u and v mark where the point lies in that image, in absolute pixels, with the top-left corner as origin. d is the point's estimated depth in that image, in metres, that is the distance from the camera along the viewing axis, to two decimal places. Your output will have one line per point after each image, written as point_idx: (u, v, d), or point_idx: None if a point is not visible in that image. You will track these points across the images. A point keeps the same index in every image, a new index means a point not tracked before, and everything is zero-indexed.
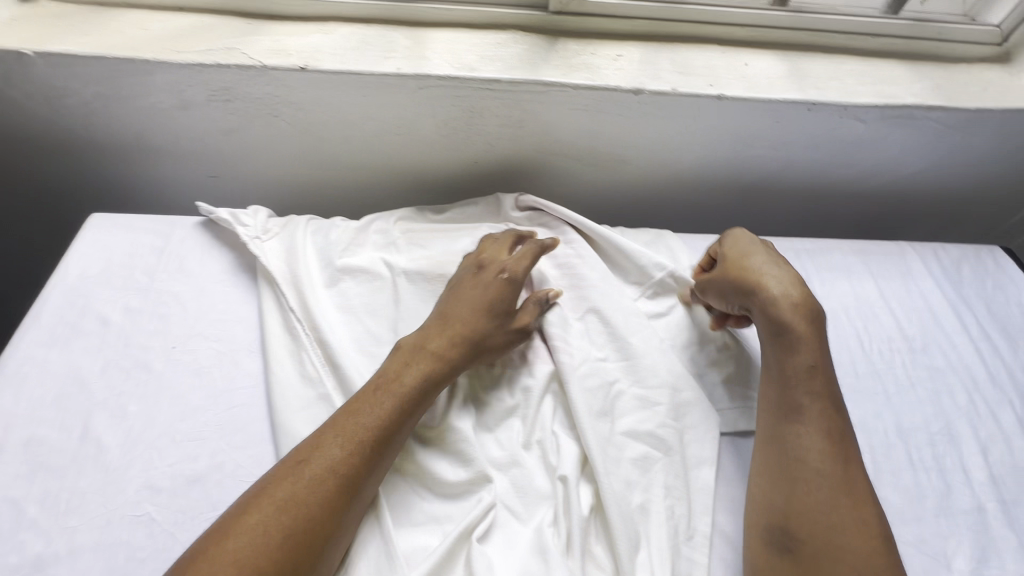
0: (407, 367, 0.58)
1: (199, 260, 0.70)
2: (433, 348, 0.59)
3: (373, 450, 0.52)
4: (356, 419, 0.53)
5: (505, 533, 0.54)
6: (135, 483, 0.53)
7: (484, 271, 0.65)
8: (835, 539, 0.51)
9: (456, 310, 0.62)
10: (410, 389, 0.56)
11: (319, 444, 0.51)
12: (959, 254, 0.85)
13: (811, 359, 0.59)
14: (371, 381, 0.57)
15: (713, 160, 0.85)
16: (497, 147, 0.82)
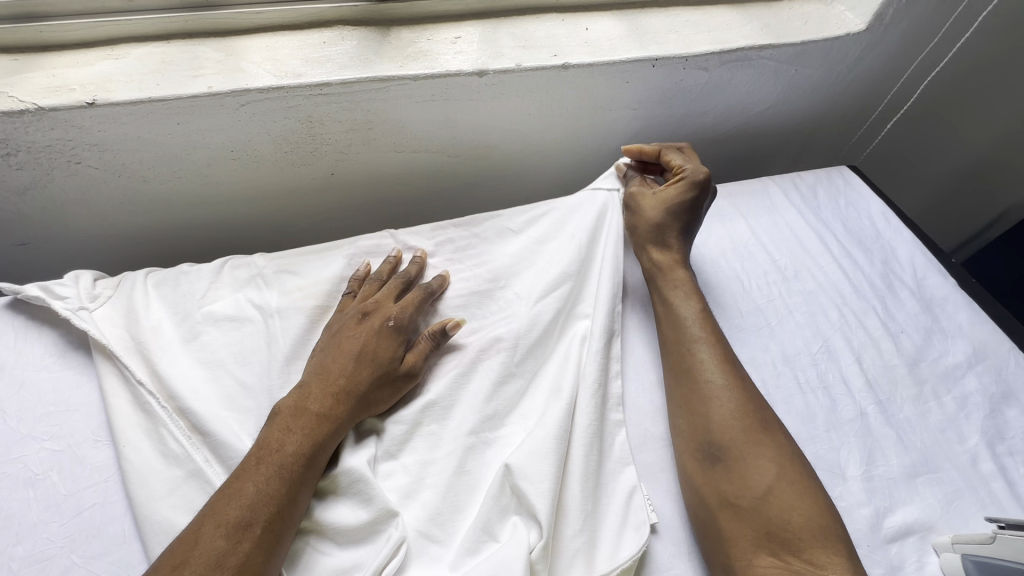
0: (288, 433, 0.52)
1: (14, 347, 0.59)
2: (316, 408, 0.54)
3: (265, 525, 0.47)
4: (238, 500, 0.47)
5: (422, 564, 0.50)
6: None
7: (371, 312, 0.61)
8: (749, 437, 0.55)
9: (342, 358, 0.57)
10: (297, 450, 0.51)
11: (198, 539, 0.45)
12: (813, 179, 0.91)
13: (694, 303, 0.66)
14: (250, 455, 0.51)
15: (577, 131, 0.84)
16: (351, 155, 0.76)
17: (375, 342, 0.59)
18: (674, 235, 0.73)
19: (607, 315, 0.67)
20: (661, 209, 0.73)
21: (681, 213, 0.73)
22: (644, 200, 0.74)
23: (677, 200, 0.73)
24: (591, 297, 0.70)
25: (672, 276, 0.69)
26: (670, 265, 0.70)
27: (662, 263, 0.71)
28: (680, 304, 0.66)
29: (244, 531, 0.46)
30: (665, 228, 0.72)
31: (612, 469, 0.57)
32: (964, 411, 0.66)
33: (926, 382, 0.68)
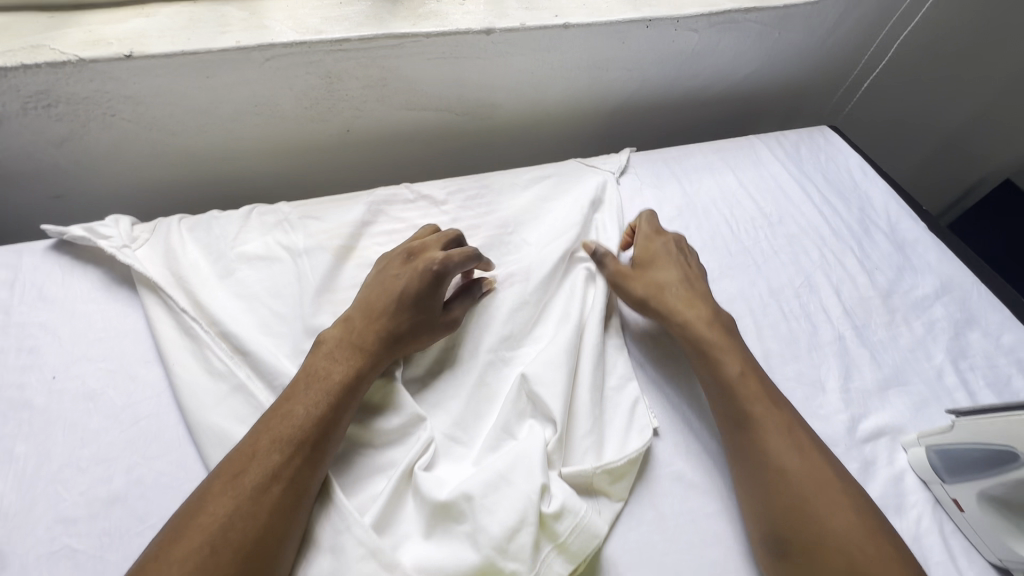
0: (335, 363, 0.56)
1: (62, 282, 0.64)
2: (358, 343, 0.57)
3: (313, 445, 0.50)
4: (288, 421, 0.51)
5: (448, 460, 0.56)
6: (45, 521, 0.49)
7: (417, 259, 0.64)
8: (820, 519, 0.50)
9: (383, 297, 0.61)
10: (341, 377, 0.55)
11: (254, 452, 0.49)
12: (796, 138, 0.98)
13: (739, 367, 0.60)
14: (299, 379, 0.55)
15: (576, 91, 0.90)
16: (366, 111, 0.81)
17: (418, 285, 0.61)
18: (682, 287, 0.68)
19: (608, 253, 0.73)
20: (659, 276, 0.69)
21: (678, 271, 0.70)
22: (640, 273, 0.70)
23: (666, 262, 0.71)
24: (593, 240, 0.76)
25: (703, 335, 0.63)
26: (693, 316, 0.65)
27: (682, 311, 0.66)
28: (729, 368, 0.60)
29: (293, 448, 0.49)
30: (669, 290, 0.68)
31: (617, 382, 0.63)
32: (931, 334, 0.73)
33: (897, 310, 0.75)
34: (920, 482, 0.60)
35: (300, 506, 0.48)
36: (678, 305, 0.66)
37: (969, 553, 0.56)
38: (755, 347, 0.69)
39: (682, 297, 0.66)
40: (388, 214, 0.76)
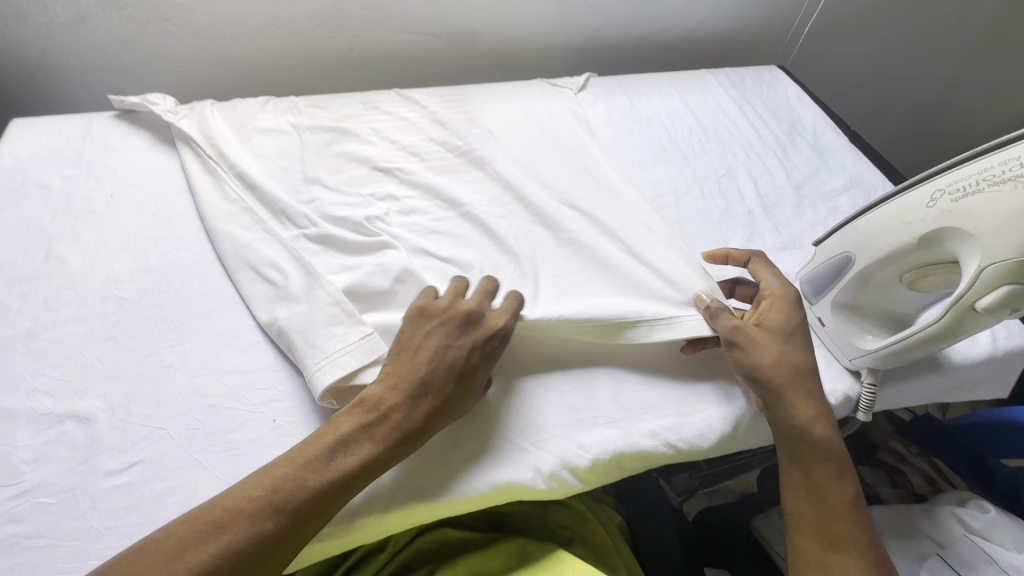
0: (365, 435, 0.50)
1: (121, 138, 0.82)
2: (395, 423, 0.50)
3: (301, 520, 0.46)
4: (292, 486, 0.46)
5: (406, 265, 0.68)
6: (100, 278, 0.66)
7: (477, 325, 0.56)
8: None
9: (428, 365, 0.53)
10: (368, 458, 0.49)
11: (240, 510, 0.44)
12: (744, 73, 1.11)
13: (813, 410, 0.58)
14: (321, 438, 0.49)
15: (545, 26, 1.05)
16: (366, 33, 0.98)
17: (479, 362, 0.55)
18: (808, 371, 0.60)
19: (552, 143, 0.89)
20: (785, 357, 0.59)
21: (807, 354, 0.61)
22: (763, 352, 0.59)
23: (792, 343, 0.60)
24: (546, 134, 0.91)
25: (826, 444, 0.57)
26: (813, 406, 0.58)
27: (812, 393, 0.58)
28: (807, 413, 0.57)
29: (284, 518, 0.45)
30: (797, 379, 0.58)
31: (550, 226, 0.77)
32: (833, 215, 0.85)
33: (806, 198, 0.87)
34: None
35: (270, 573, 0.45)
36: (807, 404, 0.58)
37: (828, 360, 0.67)
38: (673, 214, 0.83)
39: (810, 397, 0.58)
40: (378, 109, 0.92)
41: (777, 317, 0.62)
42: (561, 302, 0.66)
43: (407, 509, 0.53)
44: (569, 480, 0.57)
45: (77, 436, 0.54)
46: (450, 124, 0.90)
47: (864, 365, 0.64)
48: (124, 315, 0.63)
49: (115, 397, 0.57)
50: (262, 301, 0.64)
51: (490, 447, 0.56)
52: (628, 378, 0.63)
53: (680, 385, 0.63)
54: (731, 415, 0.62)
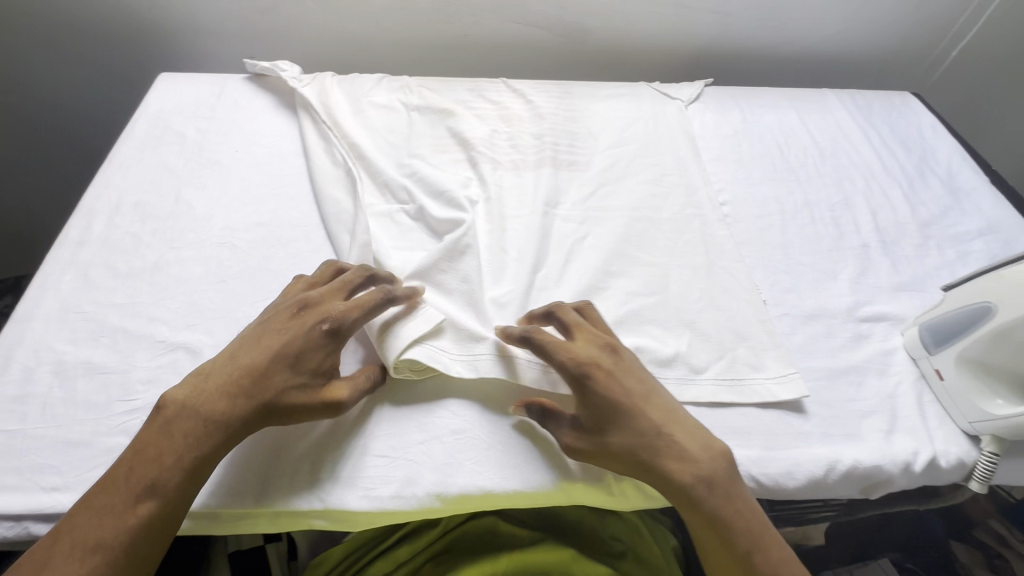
0: (174, 436, 0.47)
1: (249, 99, 0.88)
2: (207, 413, 0.48)
3: (141, 523, 0.44)
4: (118, 498, 0.45)
5: (498, 259, 0.69)
6: (219, 225, 0.71)
7: (303, 311, 0.55)
8: None
9: (252, 357, 0.51)
10: (180, 455, 0.47)
11: (79, 524, 0.43)
12: (872, 96, 1.02)
13: (690, 466, 0.51)
14: (133, 451, 0.47)
15: (662, 28, 1.02)
16: (483, 20, 0.99)
17: (303, 347, 0.52)
18: (659, 438, 0.51)
19: (653, 150, 0.86)
20: (624, 439, 0.51)
21: (646, 419, 0.52)
22: (593, 448, 0.52)
23: (625, 420, 0.52)
24: (650, 139, 0.88)
25: (708, 493, 0.50)
26: (675, 467, 0.51)
27: (665, 454, 0.51)
28: (677, 476, 0.50)
29: (119, 525, 0.44)
30: (643, 453, 0.51)
31: (643, 236, 0.75)
32: (962, 261, 0.77)
33: (932, 238, 0.79)
34: (909, 359, 0.66)
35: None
36: (675, 461, 0.51)
37: (942, 418, 0.61)
38: (779, 237, 0.78)
39: (673, 452, 0.51)
40: (486, 95, 0.93)
41: (600, 394, 0.52)
42: (622, 324, 0.66)
43: (480, 494, 0.53)
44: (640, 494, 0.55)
45: (185, 367, 0.58)
46: (554, 119, 0.90)
47: (986, 431, 0.58)
48: (236, 261, 0.68)
49: (222, 336, 0.61)
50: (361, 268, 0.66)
51: None
52: (714, 400, 0.60)
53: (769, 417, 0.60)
54: (823, 459, 0.57)
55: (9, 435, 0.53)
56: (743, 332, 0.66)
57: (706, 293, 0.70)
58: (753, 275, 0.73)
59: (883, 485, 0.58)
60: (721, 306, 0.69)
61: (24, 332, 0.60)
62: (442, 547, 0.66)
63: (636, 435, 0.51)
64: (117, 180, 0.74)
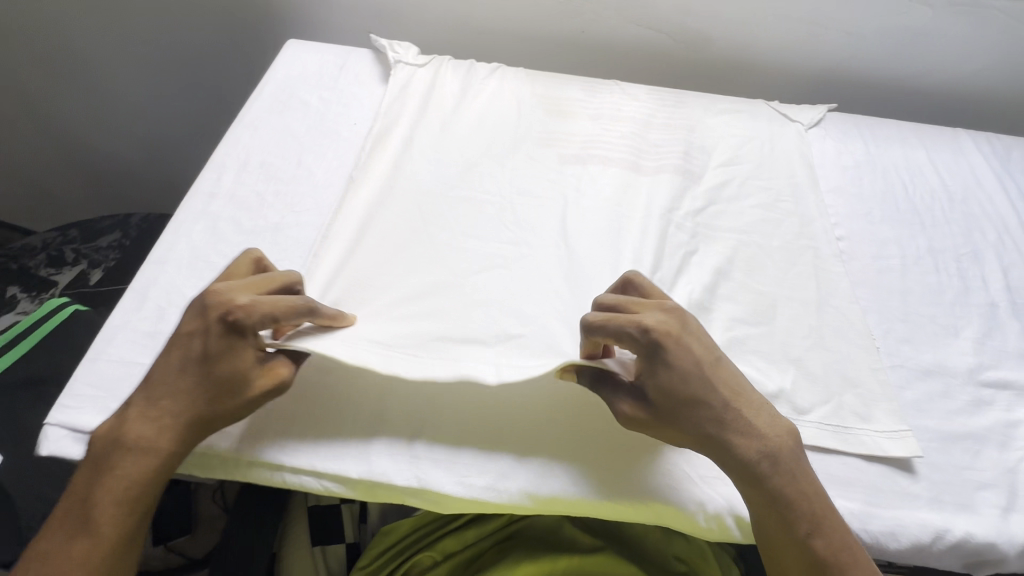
0: (108, 463, 0.48)
1: (369, 74, 0.90)
2: (133, 437, 0.48)
3: (102, 543, 0.46)
4: (72, 523, 0.47)
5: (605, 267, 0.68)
6: (336, 195, 0.73)
7: (202, 312, 0.50)
8: None
9: (168, 376, 0.49)
10: (121, 480, 0.47)
11: (50, 548, 0.46)
12: (1013, 142, 0.95)
13: (753, 444, 0.50)
14: (81, 481, 0.49)
15: (788, 46, 0.97)
16: (604, 19, 0.97)
17: (209, 348, 0.49)
18: (729, 414, 0.50)
19: (767, 172, 0.83)
20: (693, 415, 0.50)
21: (715, 394, 0.50)
22: (661, 422, 0.50)
23: (695, 396, 0.50)
24: (765, 161, 0.85)
25: (768, 466, 0.50)
26: (742, 442, 0.50)
27: (732, 428, 0.50)
28: (743, 452, 0.50)
29: (83, 545, 0.46)
30: (711, 428, 0.50)
31: (751, 262, 0.73)
32: None
33: None
34: None
35: None
36: (738, 435, 0.50)
37: None
38: (897, 282, 0.73)
39: (738, 426, 0.50)
40: (600, 96, 0.91)
41: (671, 364, 0.49)
42: (726, 350, 0.64)
43: (569, 499, 0.53)
44: (729, 527, 0.53)
45: None
46: (667, 128, 0.87)
47: None
48: None
49: None
50: (460, 260, 0.66)
51: (659, 463, 0.55)
52: (817, 443, 0.58)
53: (874, 472, 0.57)
54: (932, 527, 0.54)
55: (141, 368, 0.57)
56: (853, 377, 0.63)
57: (815, 330, 0.67)
58: (866, 320, 0.69)
59: (992, 564, 0.54)
60: (831, 346, 0.65)
61: (158, 274, 0.64)
62: (505, 538, 0.67)
63: (700, 408, 0.50)
64: (246, 139, 0.78)
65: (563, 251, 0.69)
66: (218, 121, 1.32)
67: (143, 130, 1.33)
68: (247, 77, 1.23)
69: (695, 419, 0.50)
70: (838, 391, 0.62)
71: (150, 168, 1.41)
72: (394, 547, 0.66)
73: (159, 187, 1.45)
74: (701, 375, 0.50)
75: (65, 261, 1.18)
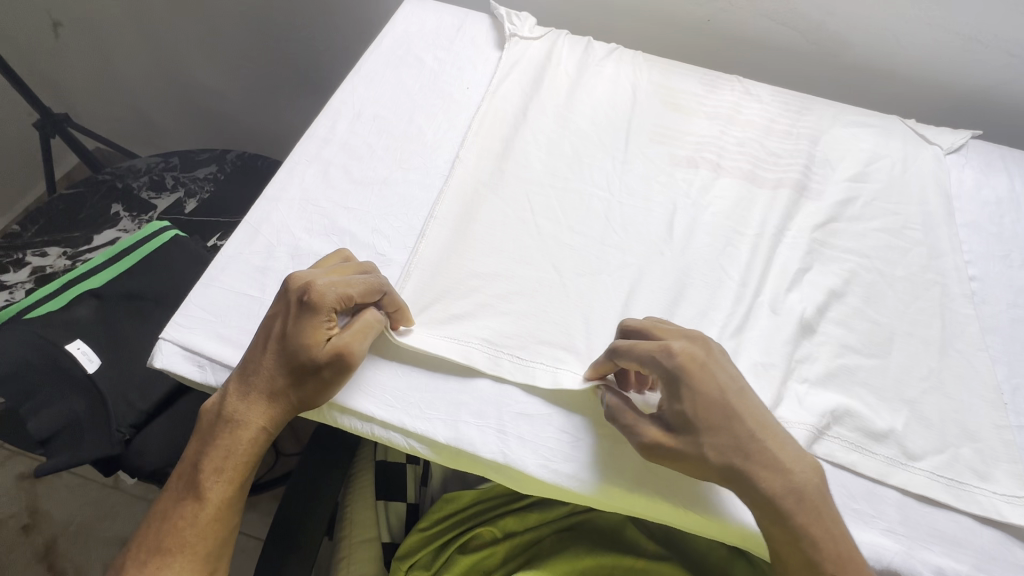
0: (212, 435, 0.52)
1: (485, 40, 0.88)
2: (228, 414, 0.51)
3: (204, 506, 0.51)
4: (183, 485, 0.52)
5: (712, 272, 0.65)
6: (443, 157, 0.72)
7: (283, 294, 0.52)
8: None
9: (255, 359, 0.52)
10: (221, 453, 0.52)
11: (166, 504, 0.52)
12: None
13: (779, 481, 0.47)
14: (189, 449, 0.53)
15: (936, 61, 0.89)
16: (735, 9, 0.92)
17: (288, 328, 0.51)
18: (753, 445, 0.47)
19: (895, 195, 0.77)
20: (717, 444, 0.47)
21: (740, 423, 0.48)
22: (688, 450, 0.47)
23: (720, 423, 0.47)
24: (894, 182, 0.78)
25: (790, 506, 0.46)
26: (766, 477, 0.46)
27: (755, 461, 0.47)
28: (766, 486, 0.46)
29: (190, 507, 0.51)
30: (735, 458, 0.47)
31: (869, 289, 0.67)
32: None
33: None
34: None
35: (212, 545, 0.51)
36: (762, 471, 0.47)
37: None
38: None
39: (764, 460, 0.47)
40: (720, 91, 0.86)
41: (694, 391, 0.48)
42: (834, 378, 0.60)
43: (653, 502, 0.51)
44: None
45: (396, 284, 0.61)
46: (790, 133, 0.82)
47: None
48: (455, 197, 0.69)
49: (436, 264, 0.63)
50: (564, 259, 0.64)
51: None
52: (926, 493, 0.54)
53: (988, 535, 0.53)
54: None
55: (249, 300, 0.58)
56: (975, 431, 0.58)
57: (936, 373, 0.61)
58: (995, 371, 0.63)
59: None
60: (952, 394, 0.60)
61: (271, 211, 0.65)
62: (569, 526, 0.66)
63: (725, 439, 0.47)
64: (362, 90, 0.78)
65: (669, 250, 0.67)
66: (323, 79, 1.36)
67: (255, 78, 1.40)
68: (356, 36, 1.25)
69: (722, 453, 0.47)
70: (957, 443, 0.57)
71: (257, 113, 1.49)
72: (461, 512, 0.67)
73: (264, 132, 1.53)
74: (729, 404, 0.48)
75: (165, 186, 1.25)
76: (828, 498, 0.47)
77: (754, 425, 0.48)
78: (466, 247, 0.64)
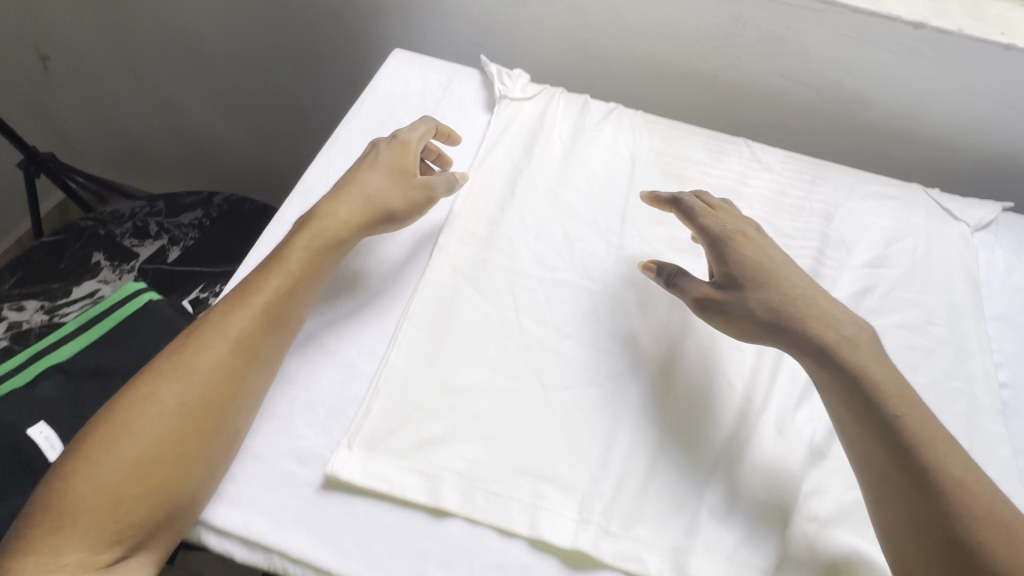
0: (204, 348, 0.52)
1: (473, 100, 0.83)
2: (238, 321, 0.54)
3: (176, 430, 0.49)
4: (153, 403, 0.49)
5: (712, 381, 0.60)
6: (422, 244, 0.67)
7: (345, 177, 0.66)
8: None
9: (285, 262, 0.58)
10: (211, 366, 0.52)
11: (124, 429, 0.48)
12: None
13: (833, 331, 0.54)
14: (167, 367, 0.52)
15: (963, 124, 0.82)
16: (743, 65, 0.85)
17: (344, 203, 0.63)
18: (801, 302, 0.56)
19: (916, 283, 0.70)
20: (766, 296, 0.57)
21: (787, 287, 0.57)
22: (736, 301, 0.57)
23: (768, 280, 0.57)
24: (915, 267, 0.72)
25: (845, 353, 0.53)
26: (820, 328, 0.54)
27: (808, 320, 0.55)
28: (822, 337, 0.54)
29: (157, 432, 0.48)
30: (784, 314, 0.55)
31: None
32: None
33: None
34: None
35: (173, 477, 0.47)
36: (813, 320, 0.55)
37: None
38: None
39: (810, 311, 0.55)
40: (726, 158, 0.80)
41: (738, 255, 0.59)
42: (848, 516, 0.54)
43: None
44: None
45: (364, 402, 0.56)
46: (801, 208, 0.75)
47: None
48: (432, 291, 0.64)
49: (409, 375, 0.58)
50: (548, 368, 0.59)
51: None
52: None
53: None
54: None
55: None
56: None
57: None
58: None
59: None
60: None
61: None
62: None
63: (765, 293, 0.57)
64: (338, 163, 0.73)
65: (665, 355, 0.61)
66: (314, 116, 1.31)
67: (245, 114, 1.36)
68: (346, 75, 1.19)
69: (763, 304, 0.56)
70: None
71: (248, 147, 1.45)
72: None
73: (255, 166, 1.49)
74: (771, 266, 0.59)
75: (148, 233, 1.20)
76: (880, 354, 0.54)
77: (795, 287, 0.58)
78: (441, 355, 0.58)
